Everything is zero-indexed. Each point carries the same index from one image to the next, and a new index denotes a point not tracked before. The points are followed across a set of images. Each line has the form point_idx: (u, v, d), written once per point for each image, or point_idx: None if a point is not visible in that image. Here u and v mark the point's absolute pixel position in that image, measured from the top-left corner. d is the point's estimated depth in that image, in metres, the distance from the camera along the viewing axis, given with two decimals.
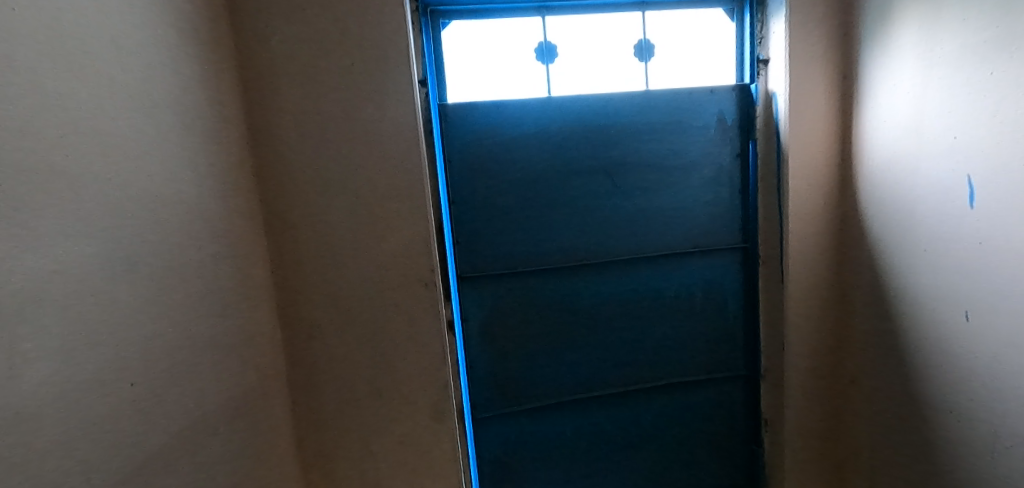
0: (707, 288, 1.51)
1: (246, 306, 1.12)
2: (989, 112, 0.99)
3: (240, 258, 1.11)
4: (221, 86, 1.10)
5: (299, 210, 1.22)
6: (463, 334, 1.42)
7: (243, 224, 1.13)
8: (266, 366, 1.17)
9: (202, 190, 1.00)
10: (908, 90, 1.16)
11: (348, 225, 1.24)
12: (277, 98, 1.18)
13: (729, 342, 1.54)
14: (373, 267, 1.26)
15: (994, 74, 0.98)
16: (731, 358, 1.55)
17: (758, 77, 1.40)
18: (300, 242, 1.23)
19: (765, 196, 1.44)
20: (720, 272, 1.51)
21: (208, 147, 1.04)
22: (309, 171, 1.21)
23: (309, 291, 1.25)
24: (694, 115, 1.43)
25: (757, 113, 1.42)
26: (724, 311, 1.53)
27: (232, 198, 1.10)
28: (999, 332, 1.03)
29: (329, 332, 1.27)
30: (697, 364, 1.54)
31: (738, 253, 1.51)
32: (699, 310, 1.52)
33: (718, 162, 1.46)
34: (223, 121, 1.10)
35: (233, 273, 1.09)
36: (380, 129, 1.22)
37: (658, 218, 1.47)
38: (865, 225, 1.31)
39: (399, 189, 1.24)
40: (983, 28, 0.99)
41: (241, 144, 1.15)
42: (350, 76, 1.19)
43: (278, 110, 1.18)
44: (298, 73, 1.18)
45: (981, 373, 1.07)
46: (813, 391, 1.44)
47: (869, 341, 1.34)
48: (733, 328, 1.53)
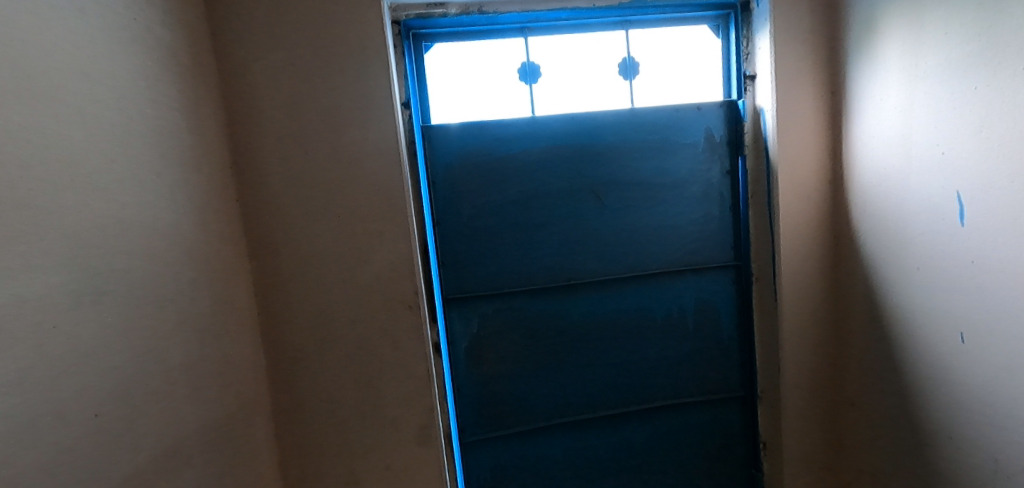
0: (700, 307, 1.48)
1: (227, 331, 1.12)
2: (976, 127, 0.96)
3: (220, 283, 1.11)
4: (203, 113, 1.11)
5: (281, 234, 1.22)
6: (450, 357, 1.41)
7: (224, 249, 1.13)
8: (248, 392, 1.17)
9: (179, 217, 1.01)
10: (895, 105, 1.13)
11: (331, 248, 1.23)
12: (259, 124, 1.19)
13: (724, 362, 1.50)
14: (356, 289, 1.25)
15: (979, 88, 0.95)
16: (726, 378, 1.51)
17: (745, 93, 1.38)
18: (283, 266, 1.23)
19: (756, 213, 1.41)
20: (713, 290, 1.48)
21: (188, 174, 1.04)
22: (291, 195, 1.21)
23: (293, 315, 1.24)
24: (681, 131, 1.41)
25: (745, 129, 1.40)
26: (718, 330, 1.49)
27: (213, 223, 1.11)
28: (995, 354, 0.99)
29: (313, 356, 1.26)
30: (691, 385, 1.50)
31: (731, 271, 1.47)
32: (692, 330, 1.49)
33: (707, 179, 1.44)
34: (204, 148, 1.11)
35: (213, 299, 1.09)
36: (362, 152, 1.22)
37: (647, 237, 1.45)
38: (858, 242, 1.28)
39: (382, 212, 1.24)
40: (966, 42, 0.97)
41: (223, 170, 1.15)
42: (331, 101, 1.20)
43: (260, 135, 1.19)
44: (280, 99, 1.18)
45: (979, 397, 1.03)
46: (811, 413, 1.39)
47: (866, 361, 1.29)
48: (728, 347, 1.50)
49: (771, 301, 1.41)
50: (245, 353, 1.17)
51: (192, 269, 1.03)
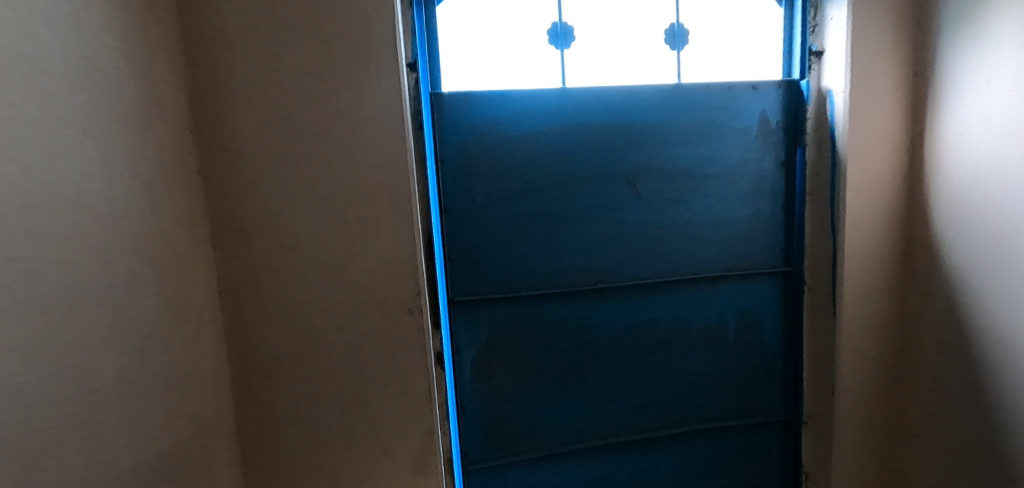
0: (742, 318, 1.29)
1: (181, 336, 0.89)
2: None
3: (173, 276, 0.88)
4: (153, 59, 0.87)
5: (254, 217, 0.98)
6: (454, 369, 1.19)
7: (179, 234, 0.90)
8: (205, 413, 0.94)
9: (115, 190, 0.78)
10: (1010, 88, 0.96)
11: (315, 237, 1.01)
12: (228, 78, 0.95)
13: (766, 381, 1.31)
14: (345, 288, 1.03)
15: None
16: (767, 399, 1.32)
17: (809, 72, 1.18)
18: (255, 256, 0.99)
19: (815, 212, 1.22)
20: (757, 299, 1.29)
21: (130, 135, 0.81)
22: (267, 169, 0.98)
23: (266, 317, 1.01)
24: (733, 114, 1.21)
25: (806, 114, 1.20)
26: (761, 345, 1.30)
27: (166, 200, 0.87)
28: None
29: (290, 368, 1.03)
30: (728, 406, 1.31)
31: (779, 278, 1.28)
32: (732, 344, 1.30)
33: (759, 170, 1.24)
34: (154, 103, 0.87)
35: (162, 296, 0.85)
36: (357, 120, 0.99)
37: (687, 236, 1.25)
38: (938, 250, 1.10)
39: (379, 194, 1.01)
40: None
41: (180, 134, 0.91)
42: (320, 55, 0.97)
43: (229, 92, 0.95)
44: (255, 48, 0.95)
45: None
46: (866, 444, 1.22)
47: (939, 388, 1.12)
48: (771, 365, 1.31)
49: (827, 315, 1.22)
50: (204, 363, 0.94)
51: (133, 258, 0.80)
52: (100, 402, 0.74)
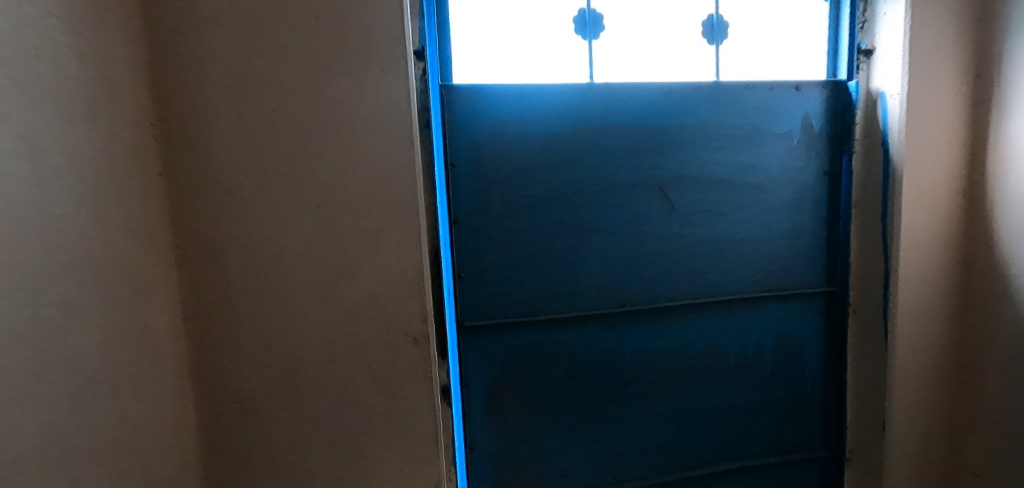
0: (781, 343, 1.16)
1: (134, 376, 0.71)
2: None
3: (126, 301, 0.71)
4: (105, 32, 0.70)
5: (229, 230, 0.82)
6: (463, 405, 1.03)
7: (133, 249, 0.73)
8: (164, 468, 0.76)
9: (45, 193, 0.61)
10: None
11: (304, 253, 0.84)
12: (200, 60, 0.78)
13: (805, 413, 1.19)
14: (339, 314, 0.87)
15: None
16: (807, 433, 1.19)
17: (857, 72, 1.08)
18: (228, 277, 0.83)
19: (864, 226, 1.10)
20: (798, 322, 1.16)
21: (70, 125, 0.65)
22: (245, 171, 0.81)
23: (242, 350, 0.84)
24: (774, 118, 1.10)
25: (855, 118, 1.09)
26: (801, 373, 1.18)
27: (119, 207, 0.71)
28: None
29: (270, 411, 0.86)
30: (764, 441, 1.18)
31: (821, 298, 1.16)
32: (770, 372, 1.17)
33: (801, 179, 1.12)
34: (105, 87, 0.70)
35: (108, 328, 0.68)
36: (356, 115, 0.84)
37: (722, 252, 1.12)
38: (1004, 270, 0.99)
39: (381, 202, 0.86)
40: None
41: (138, 126, 0.75)
42: (314, 36, 0.81)
43: (200, 77, 0.78)
44: (234, 25, 0.79)
45: None
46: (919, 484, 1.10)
47: (1000, 422, 1.01)
48: (811, 395, 1.19)
49: (876, 341, 1.11)
50: (163, 408, 0.76)
51: (70, 280, 0.63)
52: (18, 470, 0.57)
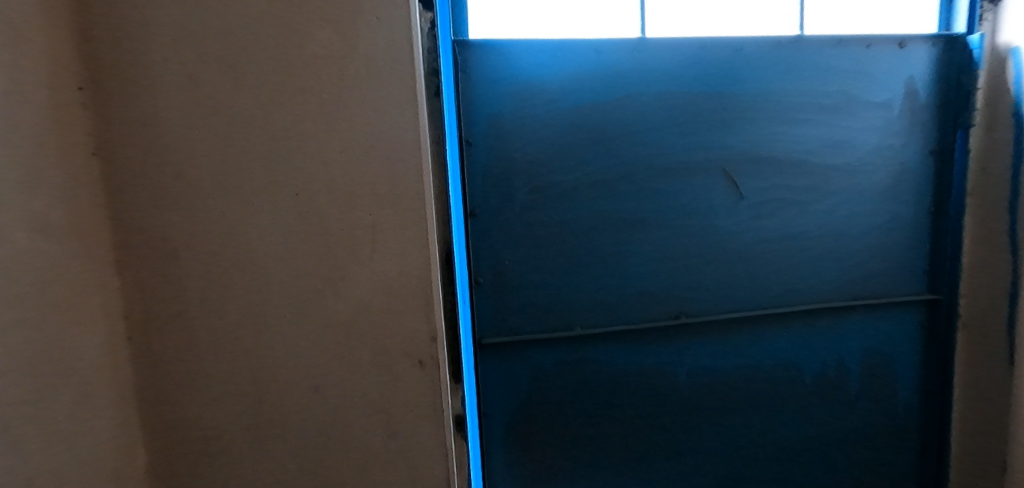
0: (869, 363, 0.95)
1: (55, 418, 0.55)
2: None
3: (44, 320, 0.54)
4: None
5: (186, 224, 0.65)
6: (482, 437, 0.86)
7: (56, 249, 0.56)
8: None
9: None
10: None
11: (280, 253, 0.67)
12: (147, 10, 0.62)
13: (896, 445, 0.98)
14: (326, 331, 0.69)
15: None
16: (898, 469, 0.99)
17: (981, 23, 0.86)
18: (186, 283, 0.66)
19: (984, 219, 0.89)
20: (890, 337, 0.95)
21: None
22: (205, 149, 0.65)
23: (205, 375, 0.67)
24: (870, 83, 0.88)
25: (977, 83, 0.87)
26: (894, 398, 0.97)
27: (36, 197, 0.54)
28: None
29: (241, 450, 0.69)
30: (842, 481, 0.98)
31: (920, 307, 0.95)
32: (855, 397, 0.96)
33: (902, 162, 0.90)
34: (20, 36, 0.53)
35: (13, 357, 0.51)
36: (343, 77, 0.66)
37: (800, 250, 0.91)
38: None
39: (376, 190, 0.68)
40: None
41: (65, 91, 0.58)
42: None
43: (146, 33, 0.62)
44: None
45: None
46: None
47: None
48: (905, 424, 0.98)
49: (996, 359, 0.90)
50: (101, 450, 0.60)
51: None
52: None
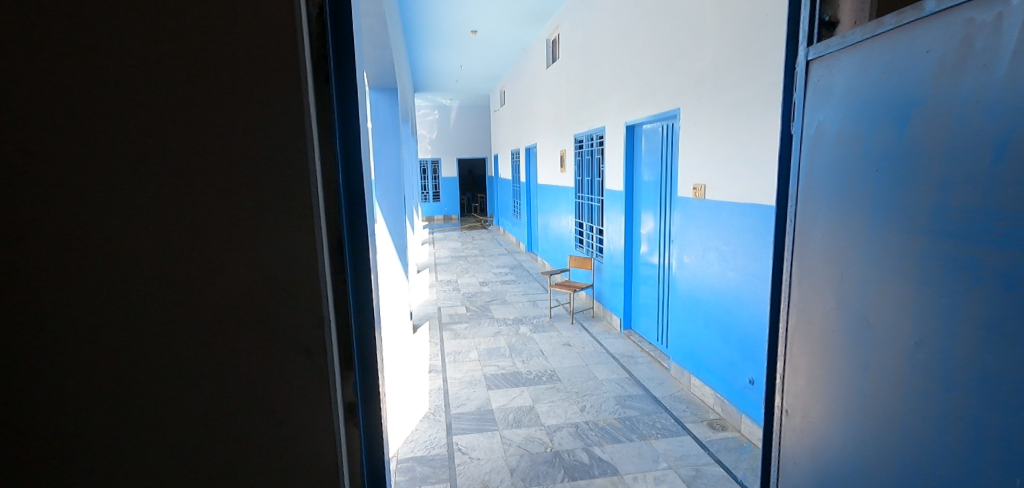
0: (840, 319, 1.04)
1: None
2: (905, 158, 0.90)
3: None
4: None
5: (38, 209, 0.62)
6: (364, 409, 0.90)
7: None
8: None
9: None
10: (838, 103, 1.04)
11: (148, 239, 0.65)
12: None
13: (803, 382, 1.15)
14: (204, 317, 0.68)
15: (968, 73, 0.80)
16: (804, 397, 1.15)
17: (844, 39, 1.02)
18: (39, 267, 0.63)
19: (812, 198, 1.12)
20: (846, 304, 1.02)
21: None
22: (59, 126, 0.62)
23: (65, 365, 0.65)
24: (954, 51, 0.82)
25: (831, 84, 1.06)
26: (828, 333, 1.07)
27: None
28: (912, 406, 0.90)
29: (99, 448, 0.68)
30: (819, 394, 1.10)
31: (818, 291, 1.10)
32: (835, 338, 1.05)
33: (949, 91, 0.82)
34: None
35: None
36: (221, 54, 0.65)
37: (931, 271, 0.86)
38: (822, 254, 1.09)
39: (249, 176, 0.67)
40: (946, 35, 0.83)
41: None
42: None
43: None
44: None
45: (935, 458, 0.87)
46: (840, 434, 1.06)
47: (835, 390, 1.06)
48: (825, 356, 1.08)
49: (840, 331, 1.04)
50: None
51: None
52: None
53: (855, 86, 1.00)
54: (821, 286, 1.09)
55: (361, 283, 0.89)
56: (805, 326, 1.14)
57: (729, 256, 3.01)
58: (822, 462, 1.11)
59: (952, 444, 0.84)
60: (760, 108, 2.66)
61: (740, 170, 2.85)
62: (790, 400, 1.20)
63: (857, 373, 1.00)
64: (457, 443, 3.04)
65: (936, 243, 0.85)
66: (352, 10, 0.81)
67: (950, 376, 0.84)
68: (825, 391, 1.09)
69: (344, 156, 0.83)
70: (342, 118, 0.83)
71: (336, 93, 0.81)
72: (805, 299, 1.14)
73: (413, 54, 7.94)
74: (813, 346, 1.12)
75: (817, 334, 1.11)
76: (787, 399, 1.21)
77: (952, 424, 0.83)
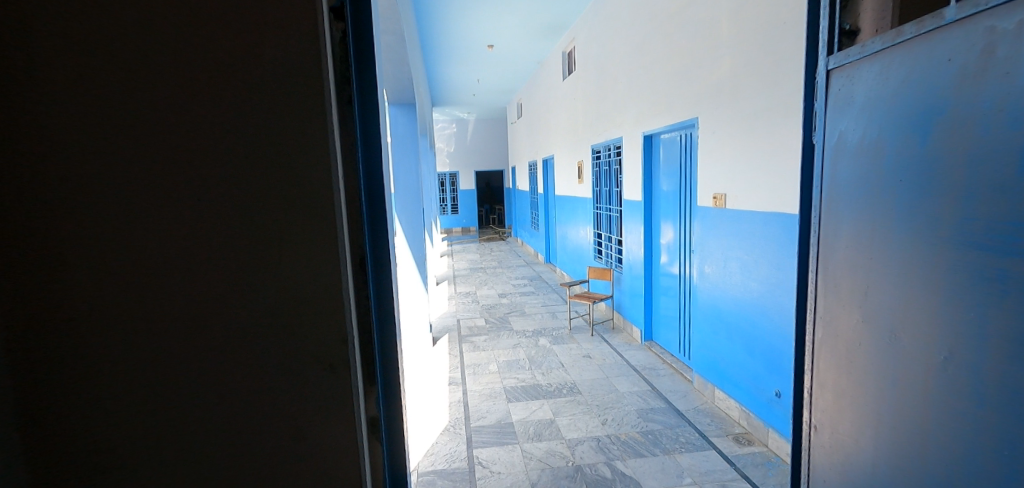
0: (866, 331, 1.02)
1: None
2: (929, 167, 0.88)
3: None
4: None
5: (76, 232, 0.65)
6: (386, 423, 0.90)
7: None
8: None
9: None
10: (859, 112, 1.03)
11: (179, 259, 0.68)
12: (39, 31, 0.62)
13: (830, 396, 1.12)
14: (232, 334, 0.70)
15: (991, 81, 0.78)
16: (831, 412, 1.12)
17: (863, 47, 1.01)
18: (76, 287, 0.66)
19: (835, 207, 1.10)
20: (872, 316, 1.00)
21: None
22: (96, 151, 0.64)
23: (101, 382, 0.67)
24: (975, 58, 0.80)
25: (852, 92, 1.05)
26: (855, 346, 1.05)
27: None
28: (942, 421, 0.87)
29: (131, 463, 0.69)
30: (846, 408, 1.08)
31: (843, 303, 1.08)
32: (862, 350, 1.03)
33: (973, 98, 0.81)
34: None
35: None
36: (250, 79, 0.67)
37: (957, 282, 0.83)
38: (846, 265, 1.07)
39: (274, 196, 0.69)
40: (967, 42, 0.81)
41: None
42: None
43: (40, 53, 0.63)
44: None
45: (966, 476, 0.83)
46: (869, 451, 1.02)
47: (863, 405, 1.03)
48: (852, 370, 1.05)
49: (867, 344, 1.01)
50: None
51: None
52: None
53: (876, 95, 0.99)
54: (846, 298, 1.07)
55: (383, 298, 0.90)
56: (831, 339, 1.12)
57: (752, 266, 2.97)
58: (851, 479, 1.08)
59: (985, 463, 0.81)
60: (780, 116, 2.63)
61: (761, 178, 2.82)
62: (817, 414, 1.17)
63: (885, 387, 0.97)
64: (478, 457, 3.03)
65: (961, 253, 0.83)
66: (373, 33, 0.83)
67: (981, 391, 0.81)
68: (852, 406, 1.06)
69: (366, 175, 0.85)
70: (364, 137, 0.85)
71: (358, 113, 0.83)
72: (831, 310, 1.11)
73: (431, 70, 8.06)
74: (839, 359, 1.09)
75: (843, 346, 1.08)
76: (815, 414, 1.18)
77: (985, 441, 0.80)
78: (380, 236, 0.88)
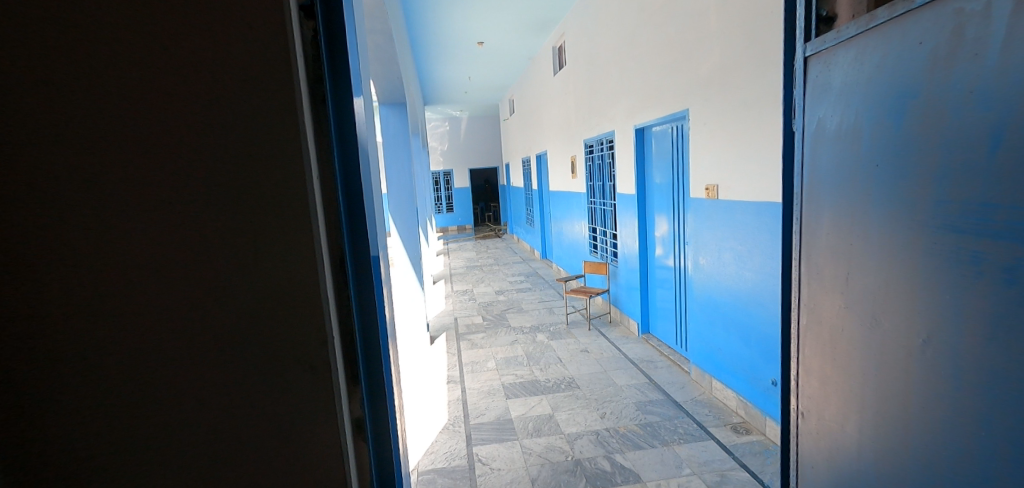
0: (849, 317, 1.02)
1: None
2: (905, 151, 0.88)
3: None
4: None
5: (46, 241, 0.64)
6: (373, 422, 0.90)
7: None
8: None
9: None
10: (837, 98, 1.03)
11: (152, 265, 0.67)
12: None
13: (817, 383, 1.13)
14: (209, 338, 0.70)
15: (962, 63, 0.78)
16: (819, 399, 1.13)
17: (840, 33, 1.01)
18: (47, 297, 0.65)
19: (817, 195, 1.10)
20: (854, 302, 1.00)
21: None
22: (64, 159, 0.64)
23: (79, 390, 0.67)
24: (945, 41, 0.80)
25: (829, 78, 1.05)
26: (839, 333, 1.05)
27: None
28: (922, 404, 0.87)
29: (111, 469, 0.69)
30: (832, 394, 1.08)
31: (828, 289, 1.08)
32: (846, 336, 1.03)
33: (945, 81, 0.81)
34: None
35: None
36: (218, 81, 0.66)
37: (934, 265, 0.84)
38: (829, 251, 1.07)
39: (246, 199, 0.69)
40: (938, 25, 0.81)
41: None
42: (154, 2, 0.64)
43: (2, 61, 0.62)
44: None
45: (947, 456, 0.84)
46: (853, 436, 1.03)
47: (846, 389, 1.03)
48: (837, 356, 1.06)
49: (850, 331, 1.02)
50: None
51: None
52: None
53: (853, 81, 0.98)
54: (829, 284, 1.07)
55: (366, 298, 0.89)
56: (816, 326, 1.12)
57: (745, 256, 2.97)
58: (838, 464, 1.08)
59: (965, 443, 0.81)
60: (770, 105, 2.62)
61: (753, 169, 2.82)
62: (804, 400, 1.18)
63: (867, 372, 0.98)
64: (478, 454, 3.03)
65: (937, 238, 0.83)
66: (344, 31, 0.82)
67: (959, 373, 0.81)
68: (838, 392, 1.06)
69: (343, 173, 0.84)
70: (339, 136, 0.84)
71: (332, 112, 0.82)
72: (816, 297, 1.11)
73: (422, 67, 8.02)
74: (824, 346, 1.09)
75: (827, 333, 1.08)
76: (802, 400, 1.19)
77: (964, 421, 0.81)
78: (361, 235, 0.87)
